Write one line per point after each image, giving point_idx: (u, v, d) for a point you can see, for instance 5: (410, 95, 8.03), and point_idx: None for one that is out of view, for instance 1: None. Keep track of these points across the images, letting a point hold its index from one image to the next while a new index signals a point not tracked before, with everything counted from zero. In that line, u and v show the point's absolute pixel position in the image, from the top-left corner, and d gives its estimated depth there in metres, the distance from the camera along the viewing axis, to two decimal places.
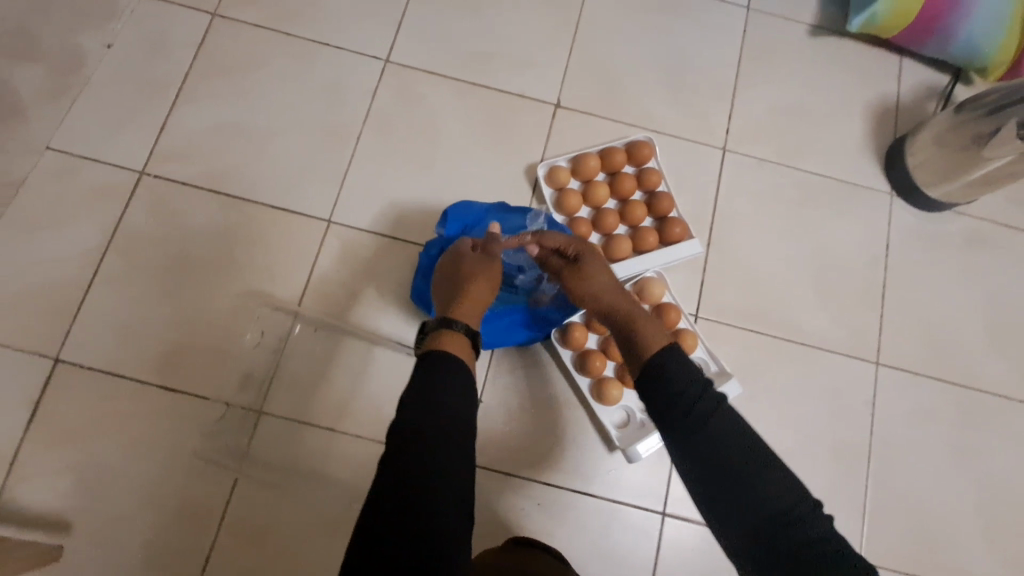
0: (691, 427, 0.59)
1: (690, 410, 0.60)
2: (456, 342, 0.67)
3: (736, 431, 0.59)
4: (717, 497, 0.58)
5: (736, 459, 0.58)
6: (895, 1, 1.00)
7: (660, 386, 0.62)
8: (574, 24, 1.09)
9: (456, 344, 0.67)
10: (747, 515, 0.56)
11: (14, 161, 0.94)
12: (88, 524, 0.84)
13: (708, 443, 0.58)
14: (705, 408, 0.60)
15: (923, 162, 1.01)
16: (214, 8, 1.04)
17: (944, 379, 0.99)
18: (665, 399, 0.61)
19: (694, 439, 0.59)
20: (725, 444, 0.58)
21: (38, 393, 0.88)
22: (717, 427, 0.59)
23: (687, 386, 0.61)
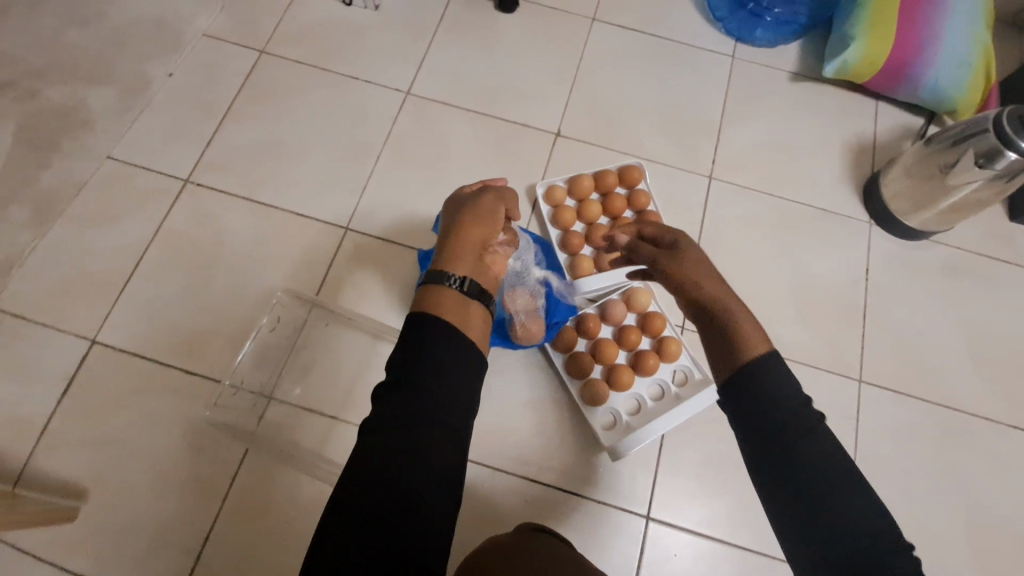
0: (777, 439, 0.47)
1: (779, 432, 0.47)
2: (448, 297, 0.54)
3: (841, 457, 0.46)
4: (815, 544, 0.44)
5: (826, 482, 0.45)
6: (864, 51, 1.12)
7: (757, 402, 0.48)
8: (575, 66, 1.23)
9: (448, 300, 0.54)
10: (858, 571, 0.42)
11: (80, 168, 1.08)
12: (104, 494, 0.90)
13: (802, 475, 0.46)
14: (803, 429, 0.47)
15: (897, 193, 1.08)
16: (262, 46, 1.20)
17: (921, 397, 1.03)
18: (755, 406, 0.48)
19: (785, 471, 0.46)
20: (816, 462, 0.46)
21: (72, 370, 0.96)
22: (818, 460, 0.46)
23: (782, 397, 0.48)
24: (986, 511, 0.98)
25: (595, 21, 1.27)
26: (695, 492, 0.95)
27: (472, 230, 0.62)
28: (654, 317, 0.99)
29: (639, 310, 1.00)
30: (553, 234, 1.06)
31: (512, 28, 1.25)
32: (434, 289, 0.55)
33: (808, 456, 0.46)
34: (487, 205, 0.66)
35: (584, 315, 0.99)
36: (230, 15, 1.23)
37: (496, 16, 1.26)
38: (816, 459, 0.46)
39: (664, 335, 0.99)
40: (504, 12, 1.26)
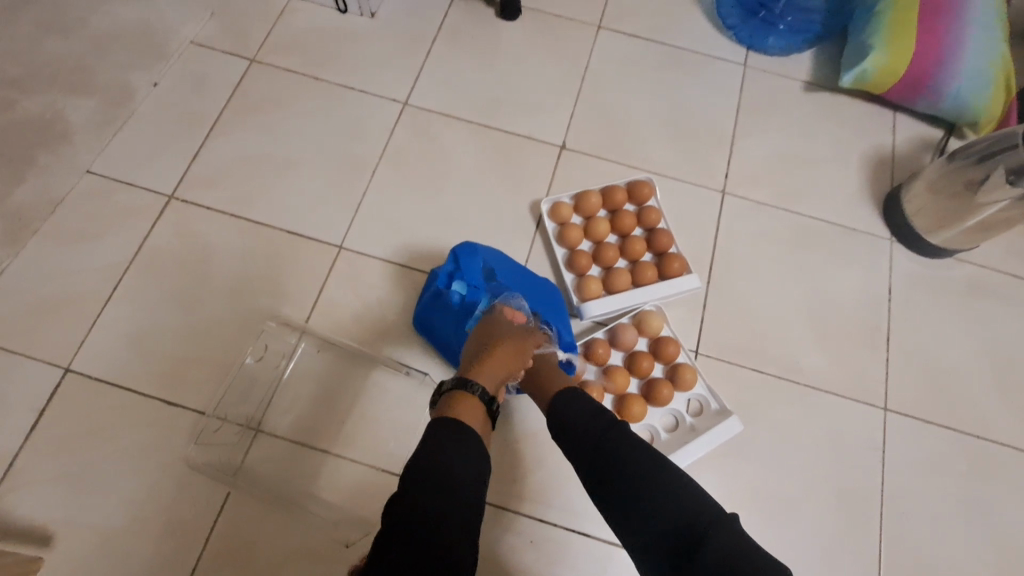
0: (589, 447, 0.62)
1: (584, 438, 0.63)
2: (471, 409, 0.60)
3: (637, 447, 0.60)
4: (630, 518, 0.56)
5: (625, 468, 0.58)
6: (884, 60, 1.07)
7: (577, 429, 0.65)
8: (580, 76, 1.17)
9: (472, 412, 0.60)
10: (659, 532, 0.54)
11: (57, 183, 1.02)
12: (75, 538, 0.83)
13: (601, 463, 0.60)
14: (602, 433, 0.63)
15: (920, 209, 1.03)
16: (253, 54, 1.15)
17: (950, 426, 0.97)
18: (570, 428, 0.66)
19: (590, 466, 0.61)
20: (617, 457, 0.60)
21: (43, 402, 0.89)
22: (620, 459, 0.60)
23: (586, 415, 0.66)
24: None
25: (601, 29, 1.22)
26: None
27: (509, 349, 0.70)
28: (667, 343, 0.93)
29: (650, 335, 0.95)
30: (558, 252, 1.00)
31: (514, 37, 1.20)
32: (458, 397, 0.61)
33: (610, 458, 0.60)
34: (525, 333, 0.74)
35: (594, 340, 0.93)
36: (219, 23, 1.17)
37: (498, 24, 1.20)
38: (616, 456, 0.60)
39: (678, 363, 0.94)
40: (506, 20, 1.21)
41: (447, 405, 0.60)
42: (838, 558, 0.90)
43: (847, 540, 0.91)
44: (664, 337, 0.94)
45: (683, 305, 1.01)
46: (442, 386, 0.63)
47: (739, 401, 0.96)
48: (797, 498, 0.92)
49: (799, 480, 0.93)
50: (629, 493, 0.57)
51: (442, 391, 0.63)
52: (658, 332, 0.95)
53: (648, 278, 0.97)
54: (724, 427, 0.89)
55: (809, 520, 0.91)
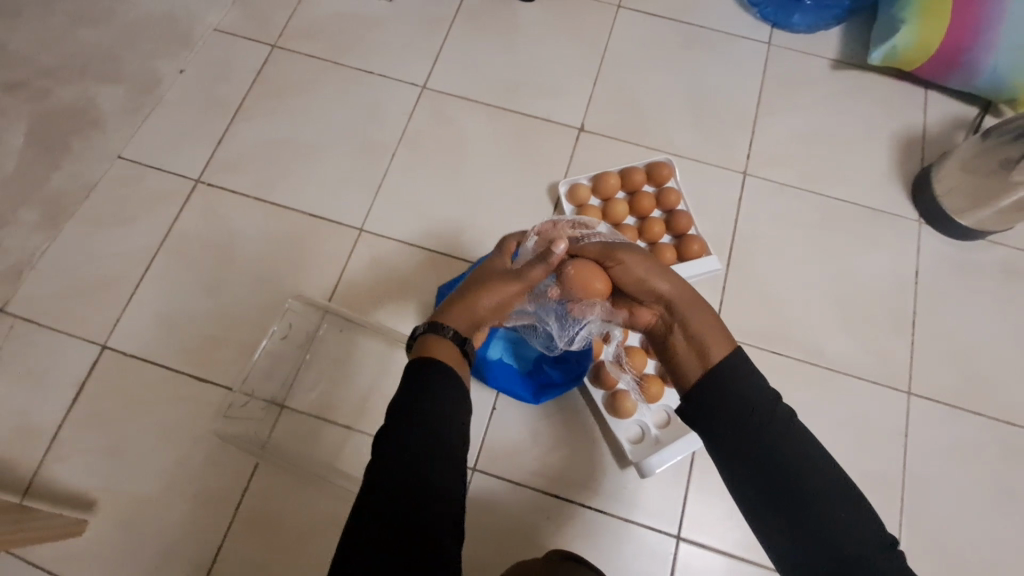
0: (754, 438, 0.52)
1: (747, 430, 0.52)
2: (446, 351, 0.57)
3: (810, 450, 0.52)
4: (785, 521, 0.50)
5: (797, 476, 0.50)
6: (916, 34, 1.03)
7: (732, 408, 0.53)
8: (599, 57, 1.16)
9: (446, 354, 0.57)
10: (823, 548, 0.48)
11: (91, 169, 1.06)
12: (115, 505, 0.88)
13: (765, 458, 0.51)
14: (775, 427, 0.52)
15: (951, 189, 1.00)
16: (274, 40, 1.16)
17: (977, 412, 0.95)
18: (729, 410, 0.53)
19: (753, 460, 0.52)
20: (782, 455, 0.51)
21: (83, 376, 0.94)
22: (796, 461, 0.51)
23: (753, 397, 0.53)
24: None
25: (621, 9, 1.20)
26: (731, 511, 0.89)
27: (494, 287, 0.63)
28: None
29: None
30: None
31: (532, 18, 1.19)
32: (432, 340, 0.58)
33: (776, 453, 0.51)
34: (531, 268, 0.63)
35: None
36: (241, 10, 1.19)
37: (516, 5, 1.20)
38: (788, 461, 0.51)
39: None
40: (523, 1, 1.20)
41: (419, 347, 0.58)
42: None
43: None
44: None
45: (702, 287, 1.00)
46: (416, 331, 0.60)
47: None
48: None
49: None
50: (798, 498, 0.50)
51: (415, 335, 0.60)
52: None
53: (666, 260, 0.96)
54: None
55: None
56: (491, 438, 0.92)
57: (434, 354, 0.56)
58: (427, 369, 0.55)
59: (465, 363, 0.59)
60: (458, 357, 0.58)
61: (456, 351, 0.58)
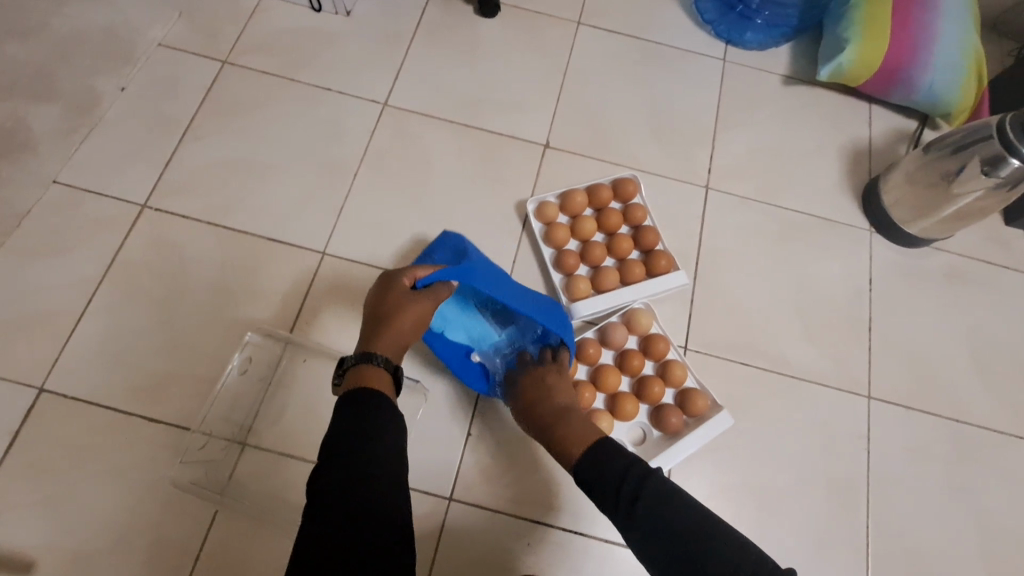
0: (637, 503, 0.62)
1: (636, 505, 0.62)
2: (377, 376, 0.65)
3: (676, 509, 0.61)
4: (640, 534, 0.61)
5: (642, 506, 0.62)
6: (860, 54, 1.08)
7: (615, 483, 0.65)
8: (562, 73, 1.16)
9: (379, 381, 0.64)
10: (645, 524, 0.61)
11: (23, 195, 0.98)
12: (58, 566, 0.80)
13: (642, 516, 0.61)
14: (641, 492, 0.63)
15: (898, 200, 1.05)
16: (225, 56, 1.11)
17: (931, 412, 1.00)
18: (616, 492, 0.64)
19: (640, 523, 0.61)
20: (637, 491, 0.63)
21: (18, 424, 0.86)
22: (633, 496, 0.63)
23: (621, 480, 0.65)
24: (1002, 528, 0.95)
25: (581, 25, 1.21)
26: None
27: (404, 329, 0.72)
28: (657, 340, 0.93)
29: (640, 333, 0.95)
30: (545, 252, 1.00)
31: (494, 35, 1.18)
32: (363, 369, 0.65)
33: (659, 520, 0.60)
34: (428, 298, 0.74)
35: (584, 340, 0.93)
36: (188, 24, 1.13)
37: (476, 21, 1.19)
38: (654, 502, 0.62)
39: (668, 359, 0.94)
40: (485, 17, 1.19)
41: (352, 377, 0.64)
42: (828, 544, 0.92)
43: (836, 527, 0.93)
44: (653, 334, 0.94)
45: (671, 300, 1.01)
46: (344, 364, 0.67)
47: (728, 396, 0.97)
48: (790, 491, 0.94)
49: (789, 472, 0.95)
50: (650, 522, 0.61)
51: (345, 367, 0.67)
52: (648, 330, 0.95)
53: (636, 275, 0.97)
54: (715, 423, 0.89)
55: (800, 509, 0.93)
56: (466, 468, 0.90)
57: (365, 380, 0.63)
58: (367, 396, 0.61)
59: (394, 389, 0.67)
60: (389, 383, 0.66)
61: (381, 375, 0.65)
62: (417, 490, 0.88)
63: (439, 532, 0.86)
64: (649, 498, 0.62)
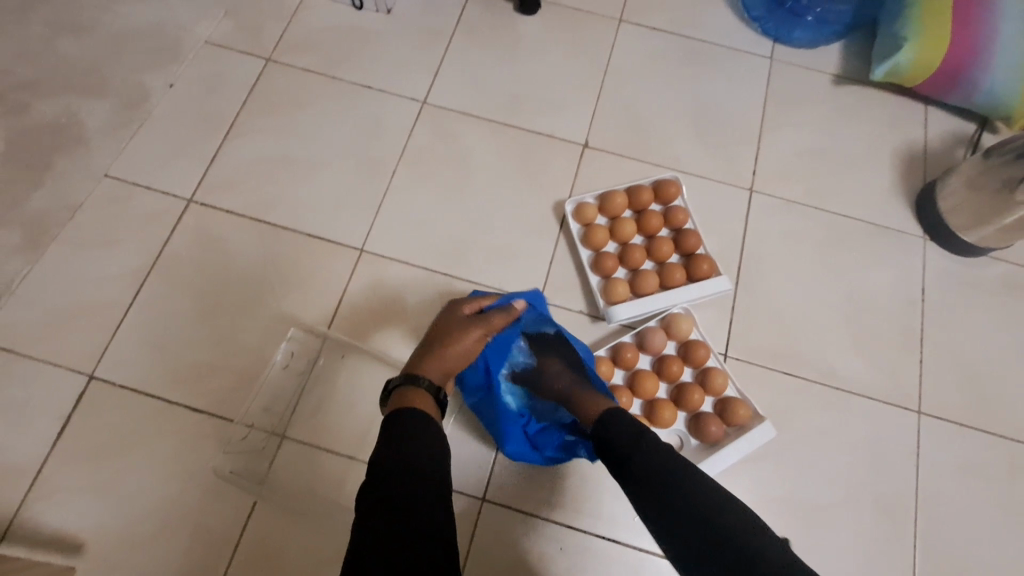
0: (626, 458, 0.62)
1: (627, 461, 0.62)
2: (421, 397, 0.65)
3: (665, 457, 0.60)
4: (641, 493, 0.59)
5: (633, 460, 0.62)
6: (918, 54, 1.03)
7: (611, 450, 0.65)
8: (602, 72, 1.15)
9: (423, 400, 0.65)
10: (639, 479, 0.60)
11: (76, 188, 1.01)
12: (105, 548, 0.83)
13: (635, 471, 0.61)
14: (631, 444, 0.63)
15: (955, 207, 1.00)
16: (269, 54, 1.13)
17: (987, 431, 0.95)
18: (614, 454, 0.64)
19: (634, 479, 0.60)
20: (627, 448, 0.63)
21: (69, 410, 0.89)
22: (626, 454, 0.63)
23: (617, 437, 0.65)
24: None
25: (622, 23, 1.18)
26: None
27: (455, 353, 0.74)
28: (697, 347, 0.91)
29: (679, 338, 0.93)
30: (583, 254, 0.98)
31: (534, 32, 1.17)
32: (407, 389, 0.66)
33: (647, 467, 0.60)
34: (477, 326, 0.76)
35: (621, 344, 0.91)
36: (234, 21, 1.15)
37: (516, 18, 1.18)
38: (643, 462, 0.60)
39: (708, 366, 0.92)
40: (525, 15, 1.18)
41: (397, 398, 0.65)
42: (873, 564, 0.88)
43: (881, 545, 0.89)
44: (693, 340, 0.92)
45: (711, 306, 0.99)
46: (392, 385, 0.69)
47: (769, 406, 0.94)
48: (832, 507, 0.90)
49: (833, 487, 0.91)
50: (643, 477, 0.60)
51: (392, 387, 0.69)
52: (687, 335, 0.93)
53: (676, 280, 0.94)
54: (757, 434, 0.86)
55: (843, 525, 0.90)
56: (500, 470, 0.89)
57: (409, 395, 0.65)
58: (412, 413, 0.61)
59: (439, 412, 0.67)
60: (433, 406, 0.66)
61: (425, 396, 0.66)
62: (456, 492, 0.88)
63: (471, 532, 0.86)
64: (640, 464, 0.60)
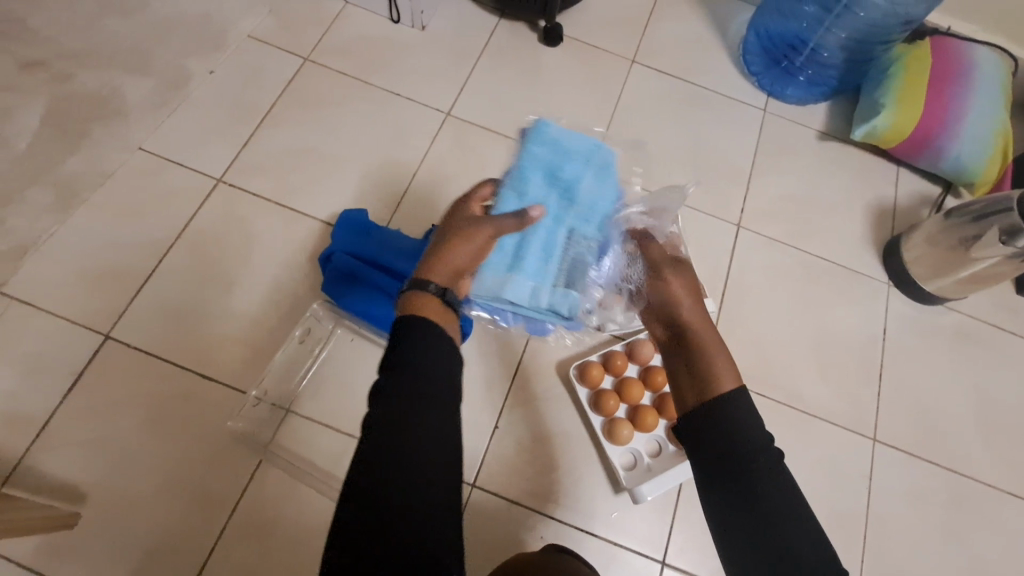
0: (727, 454, 0.53)
1: (729, 459, 0.52)
2: (431, 305, 0.59)
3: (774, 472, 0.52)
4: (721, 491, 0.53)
5: (742, 462, 0.52)
6: (893, 121, 1.16)
7: (714, 436, 0.54)
8: (613, 105, 1.25)
9: (433, 308, 0.59)
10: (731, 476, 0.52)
11: (112, 157, 1.06)
12: (105, 500, 0.86)
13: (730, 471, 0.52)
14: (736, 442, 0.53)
15: (918, 257, 1.12)
16: (307, 54, 1.21)
17: (932, 461, 1.05)
18: (707, 441, 0.54)
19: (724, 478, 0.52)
20: (732, 443, 0.53)
21: (81, 366, 0.92)
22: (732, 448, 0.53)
23: (736, 434, 0.53)
24: None
25: (634, 63, 1.30)
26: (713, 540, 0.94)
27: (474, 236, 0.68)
28: None
29: None
30: None
31: (554, 62, 1.27)
32: (413, 297, 0.59)
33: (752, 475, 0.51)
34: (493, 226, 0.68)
35: (612, 352, 0.99)
36: (276, 20, 1.23)
37: (539, 48, 1.28)
38: (748, 464, 0.52)
39: None
40: (547, 45, 1.28)
41: (407, 304, 0.59)
42: None
43: None
44: None
45: None
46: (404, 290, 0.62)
47: None
48: None
49: None
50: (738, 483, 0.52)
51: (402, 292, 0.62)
52: None
53: None
54: None
55: None
56: (491, 459, 0.95)
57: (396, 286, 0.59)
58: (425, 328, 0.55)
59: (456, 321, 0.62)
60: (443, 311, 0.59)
61: (437, 304, 0.59)
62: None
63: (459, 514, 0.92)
64: (740, 457, 0.52)
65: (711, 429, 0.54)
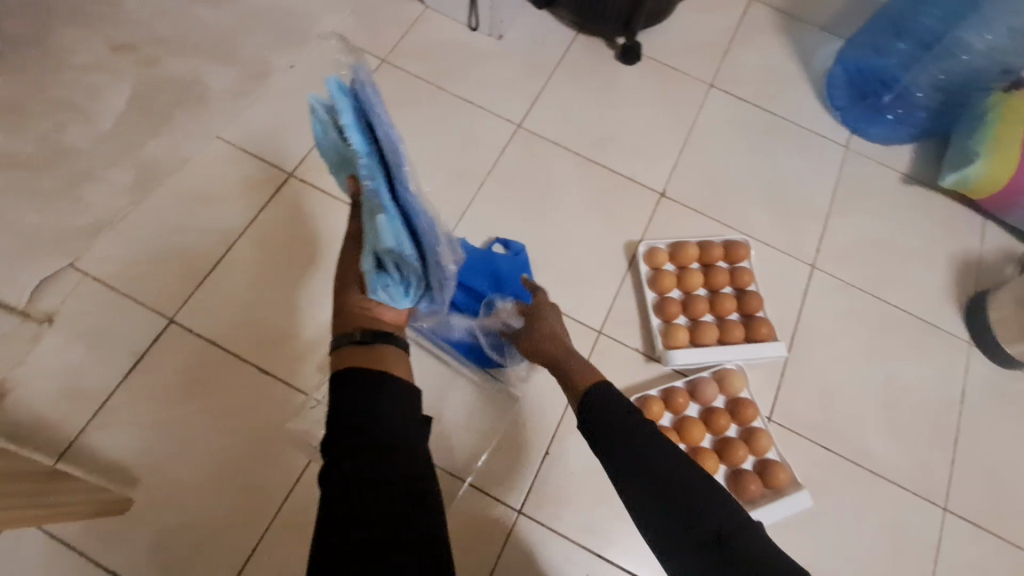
0: (648, 472, 0.54)
1: (655, 479, 0.54)
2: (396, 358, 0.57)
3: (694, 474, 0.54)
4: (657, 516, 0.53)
5: (663, 477, 0.54)
6: (988, 169, 1.09)
7: (631, 459, 0.56)
8: (688, 129, 1.21)
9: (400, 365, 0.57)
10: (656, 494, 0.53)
11: (191, 143, 1.08)
12: (156, 485, 0.87)
13: (656, 489, 0.53)
14: (646, 449, 0.56)
15: (1004, 319, 1.05)
16: (385, 55, 1.21)
17: (1007, 539, 0.97)
18: (630, 468, 0.55)
19: (656, 502, 0.53)
20: (647, 460, 0.55)
21: (144, 348, 0.93)
22: (648, 464, 0.55)
23: (648, 451, 0.56)
24: None
25: (712, 88, 1.26)
26: None
27: None
28: (747, 405, 0.95)
29: (729, 395, 0.97)
30: (648, 296, 1.04)
31: (630, 82, 1.25)
32: (378, 352, 0.57)
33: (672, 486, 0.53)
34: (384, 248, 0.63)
35: (674, 388, 0.96)
36: (357, 19, 1.23)
37: (615, 65, 1.26)
38: (665, 475, 0.54)
39: (753, 426, 0.96)
40: (624, 63, 1.26)
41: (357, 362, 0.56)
42: None
43: None
44: (743, 398, 0.97)
45: (762, 368, 1.03)
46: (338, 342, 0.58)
47: (803, 475, 0.97)
48: None
49: (853, 565, 0.94)
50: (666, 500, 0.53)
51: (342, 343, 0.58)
52: (738, 393, 0.98)
53: (735, 337, 0.99)
54: (793, 500, 0.91)
55: None
56: (539, 486, 0.92)
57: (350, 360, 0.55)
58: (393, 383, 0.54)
59: None
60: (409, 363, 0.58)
61: (369, 351, 0.57)
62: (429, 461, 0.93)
63: (504, 540, 0.89)
64: (656, 468, 0.54)
65: (623, 452, 0.56)
